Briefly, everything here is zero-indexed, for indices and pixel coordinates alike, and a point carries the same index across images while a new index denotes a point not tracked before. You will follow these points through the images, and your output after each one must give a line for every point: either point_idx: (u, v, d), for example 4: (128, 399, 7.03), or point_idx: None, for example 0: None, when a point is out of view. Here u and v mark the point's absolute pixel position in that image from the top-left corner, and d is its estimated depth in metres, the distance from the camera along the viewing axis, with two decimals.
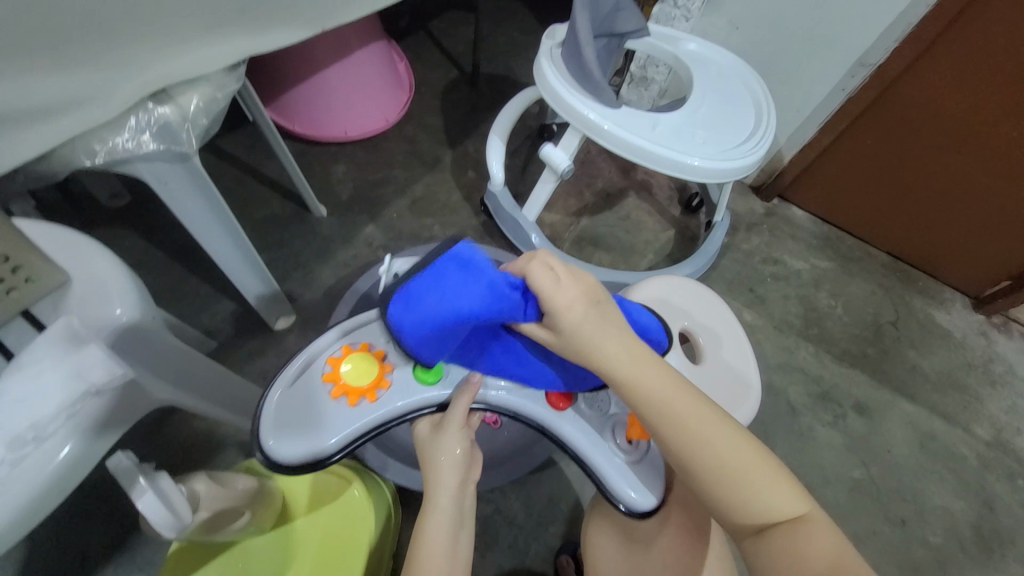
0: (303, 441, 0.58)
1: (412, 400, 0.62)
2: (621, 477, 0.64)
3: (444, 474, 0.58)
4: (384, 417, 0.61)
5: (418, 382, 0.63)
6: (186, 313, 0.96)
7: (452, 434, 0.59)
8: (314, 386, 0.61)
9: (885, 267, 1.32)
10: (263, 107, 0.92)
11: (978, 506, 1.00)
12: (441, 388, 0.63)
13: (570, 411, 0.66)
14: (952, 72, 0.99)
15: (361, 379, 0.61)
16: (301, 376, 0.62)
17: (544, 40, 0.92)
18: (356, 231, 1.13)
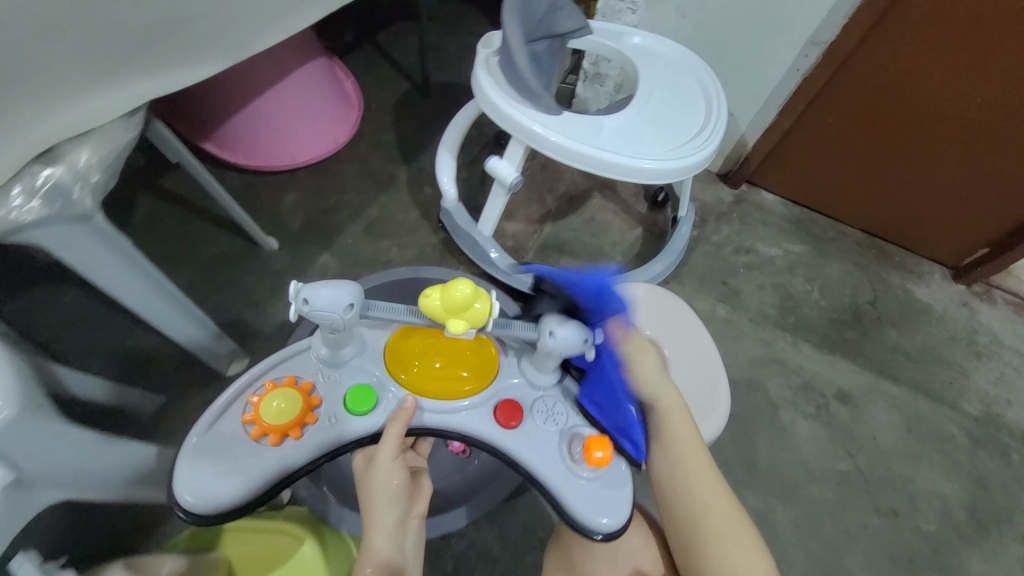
0: (220, 484, 0.59)
1: (342, 433, 0.63)
2: (574, 498, 0.62)
3: (382, 511, 0.60)
4: (307, 455, 0.62)
5: (348, 414, 0.63)
6: (137, 367, 0.92)
7: (389, 469, 0.60)
8: (236, 427, 0.62)
9: (860, 245, 1.29)
10: (183, 146, 0.87)
11: (971, 487, 0.97)
12: (373, 417, 0.64)
13: (519, 430, 0.65)
14: (902, 46, 0.97)
15: (286, 415, 0.62)
16: (226, 417, 0.63)
17: (480, 49, 0.88)
18: (310, 261, 1.09)
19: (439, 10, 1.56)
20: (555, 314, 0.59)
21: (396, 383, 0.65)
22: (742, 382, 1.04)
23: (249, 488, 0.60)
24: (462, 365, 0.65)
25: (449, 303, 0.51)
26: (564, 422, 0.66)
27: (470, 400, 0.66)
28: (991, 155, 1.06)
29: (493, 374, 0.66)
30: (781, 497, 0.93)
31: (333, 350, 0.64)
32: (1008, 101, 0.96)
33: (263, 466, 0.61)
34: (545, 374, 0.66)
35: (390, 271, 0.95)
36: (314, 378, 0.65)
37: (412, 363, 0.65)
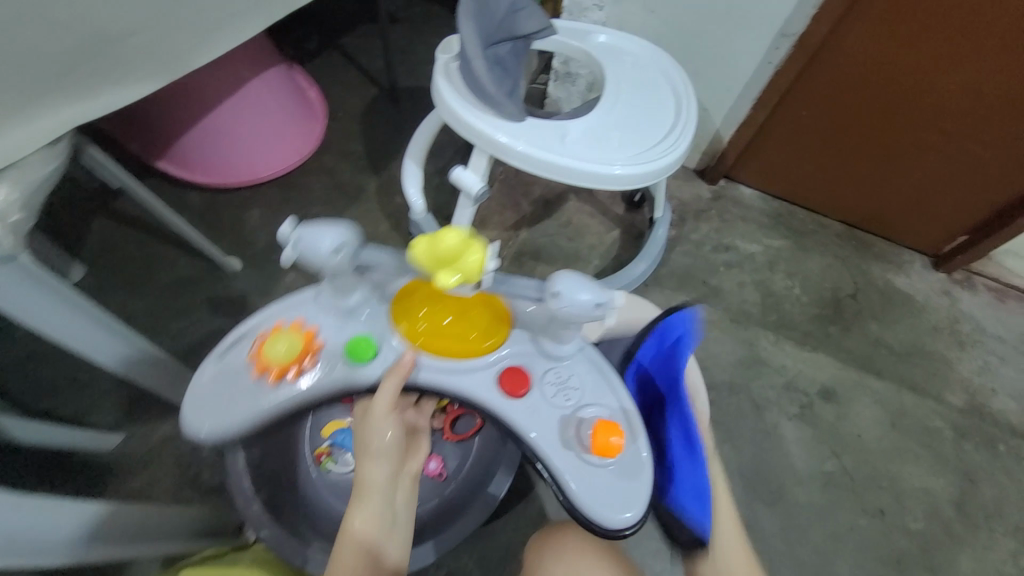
0: (227, 417, 0.61)
1: (339, 383, 0.62)
2: (577, 480, 0.60)
3: (368, 467, 0.58)
4: (305, 397, 0.62)
5: (350, 363, 0.62)
6: (93, 404, 0.88)
7: (384, 419, 0.59)
8: (242, 361, 0.63)
9: (840, 237, 1.28)
10: (124, 171, 0.83)
11: (958, 481, 0.96)
12: (372, 369, 0.62)
13: (526, 398, 0.63)
14: (873, 36, 0.95)
15: (285, 358, 0.60)
16: (235, 351, 0.63)
17: (438, 55, 0.84)
18: (276, 280, 1.05)
19: (405, 11, 1.51)
20: (567, 271, 0.55)
21: (399, 337, 0.64)
22: (725, 385, 1.02)
23: (246, 423, 0.61)
24: (473, 323, 0.64)
25: (437, 250, 0.50)
26: (576, 399, 0.64)
27: (481, 360, 0.64)
28: (969, 141, 1.04)
29: (505, 334, 0.65)
30: (767, 502, 0.92)
31: (341, 296, 0.62)
32: (986, 84, 0.94)
33: (264, 403, 0.61)
34: (558, 344, 0.64)
35: None
36: (320, 323, 0.63)
37: (419, 318, 0.64)
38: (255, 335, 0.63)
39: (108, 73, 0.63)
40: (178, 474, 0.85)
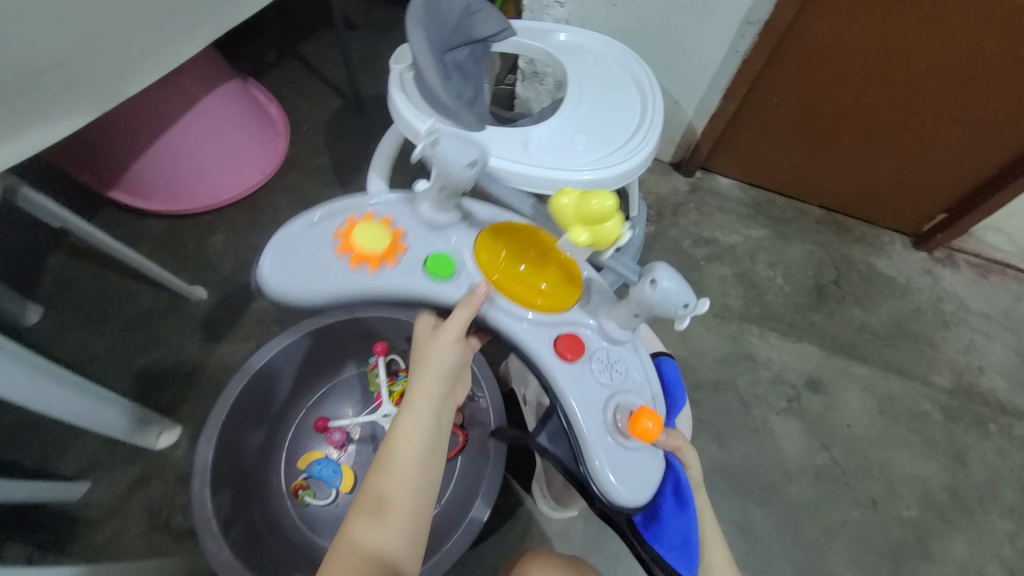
0: (299, 280, 0.58)
1: (408, 291, 0.59)
2: (602, 459, 0.55)
3: (427, 378, 0.57)
4: (373, 291, 0.59)
5: (427, 276, 0.60)
6: (55, 452, 0.85)
7: (444, 349, 0.57)
8: (325, 237, 0.60)
9: (820, 222, 1.27)
10: (66, 210, 0.80)
11: (948, 463, 0.97)
12: (445, 289, 0.59)
13: (575, 366, 0.59)
14: (839, 18, 0.92)
15: (372, 245, 0.59)
16: (322, 222, 0.61)
17: (391, 66, 0.81)
18: (244, 307, 1.01)
19: (364, 17, 1.47)
20: (667, 264, 0.52)
21: (475, 268, 0.61)
22: (711, 383, 1.00)
23: (311, 295, 0.58)
24: (545, 276, 0.62)
25: (584, 210, 0.49)
26: (619, 382, 0.59)
27: (537, 315, 0.60)
28: (942, 119, 1.02)
29: (570, 302, 0.61)
30: (758, 501, 0.91)
31: (436, 211, 0.60)
32: (957, 60, 0.92)
33: (329, 281, 0.58)
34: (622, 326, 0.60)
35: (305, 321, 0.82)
36: (408, 228, 0.61)
37: (502, 261, 0.62)
38: (345, 216, 0.61)
39: (29, 111, 0.61)
40: (151, 518, 0.82)
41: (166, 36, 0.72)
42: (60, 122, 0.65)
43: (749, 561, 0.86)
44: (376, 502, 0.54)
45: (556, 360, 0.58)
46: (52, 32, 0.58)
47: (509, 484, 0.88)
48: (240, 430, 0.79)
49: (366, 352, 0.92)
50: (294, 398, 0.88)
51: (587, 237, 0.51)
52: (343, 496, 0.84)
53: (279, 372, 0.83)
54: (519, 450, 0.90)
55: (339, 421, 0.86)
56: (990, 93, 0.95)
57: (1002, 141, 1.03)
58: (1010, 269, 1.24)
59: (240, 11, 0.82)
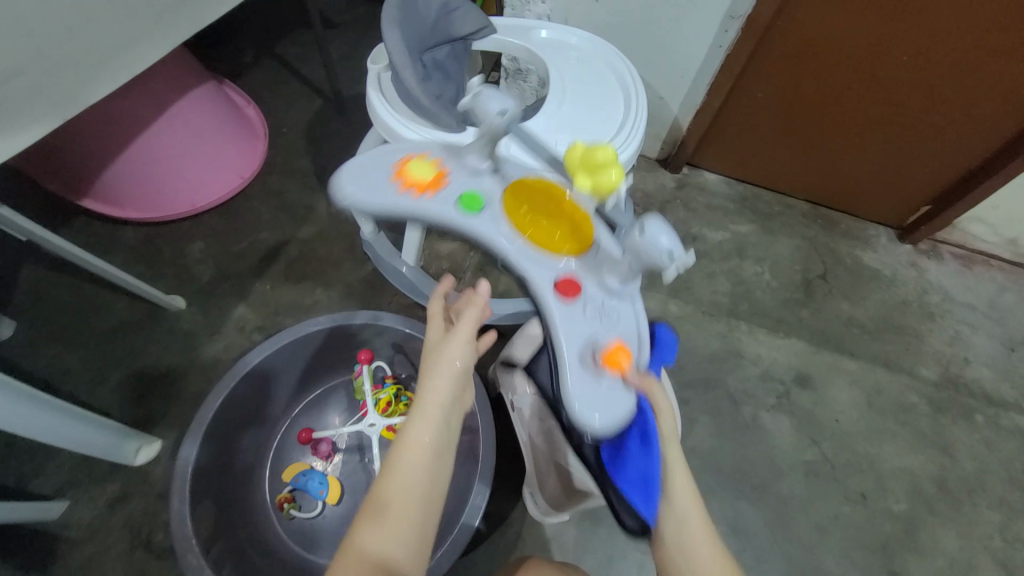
0: (359, 188, 0.62)
1: (439, 217, 0.60)
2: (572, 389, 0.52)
3: (437, 386, 0.52)
4: (412, 212, 0.61)
5: (459, 207, 0.60)
6: (28, 472, 0.82)
7: (460, 348, 0.53)
8: (388, 162, 0.64)
9: (806, 216, 1.27)
10: (30, 222, 0.76)
11: (934, 455, 0.98)
12: (473, 220, 0.60)
13: (569, 303, 0.56)
14: (822, 12, 0.92)
15: (423, 175, 0.62)
16: (389, 151, 0.65)
17: (369, 66, 0.79)
18: (225, 316, 0.99)
19: (343, 15, 1.44)
20: (660, 219, 0.51)
21: (503, 212, 0.60)
22: (701, 381, 1.00)
23: (364, 207, 0.61)
24: (560, 226, 0.60)
25: (588, 158, 0.54)
26: (610, 328, 0.55)
27: (540, 257, 0.58)
28: (926, 110, 1.02)
29: (581, 251, 0.59)
30: (750, 499, 0.90)
31: (480, 158, 0.62)
32: (938, 54, 0.92)
33: (378, 197, 0.61)
34: (624, 277, 0.57)
35: (285, 331, 0.80)
36: (452, 167, 0.63)
37: (522, 203, 0.61)
38: (408, 151, 0.65)
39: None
40: (132, 536, 0.80)
41: (130, 40, 0.69)
42: (20, 132, 0.62)
43: (741, 560, 0.86)
44: (381, 514, 0.47)
45: (550, 292, 0.56)
46: (8, 38, 0.56)
47: (500, 490, 0.86)
48: (221, 444, 0.77)
49: (351, 360, 0.91)
50: (277, 409, 0.86)
51: (589, 182, 0.55)
52: (330, 508, 0.82)
53: (260, 383, 0.81)
54: (508, 455, 0.89)
55: (323, 431, 0.85)
56: (972, 83, 0.95)
57: (984, 132, 1.03)
58: (993, 259, 1.26)
59: (209, 12, 0.79)
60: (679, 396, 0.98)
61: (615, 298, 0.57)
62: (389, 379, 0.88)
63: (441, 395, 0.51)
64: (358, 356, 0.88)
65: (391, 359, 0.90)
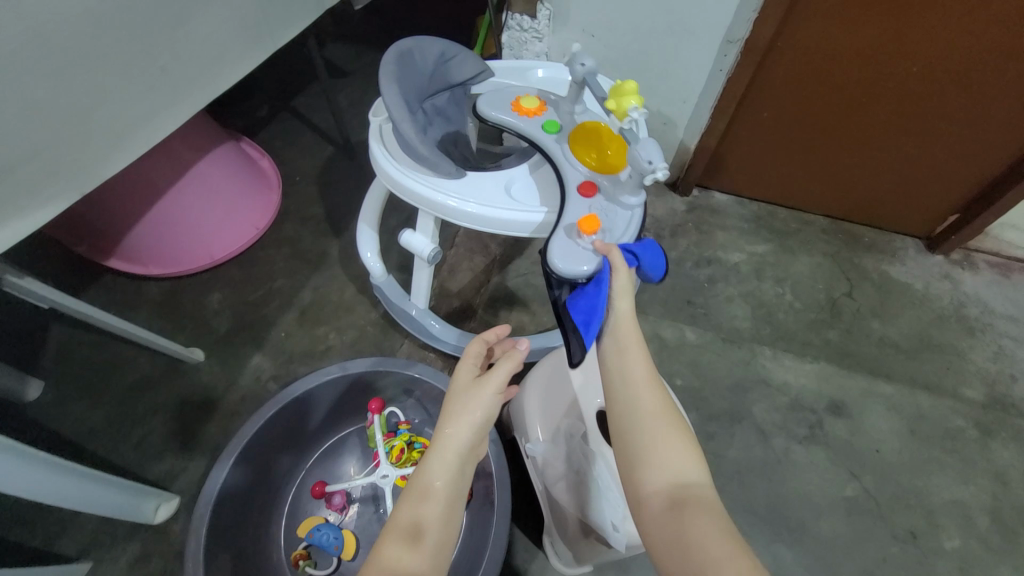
0: (485, 102, 0.78)
1: (526, 130, 0.75)
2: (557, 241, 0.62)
3: (460, 430, 0.52)
4: (514, 126, 0.76)
5: (542, 129, 0.75)
6: (51, 535, 0.83)
7: (484, 398, 0.54)
8: (512, 92, 0.80)
9: (825, 232, 1.23)
10: (53, 291, 0.79)
11: (989, 485, 0.91)
12: (551, 138, 0.74)
13: (587, 199, 0.67)
14: (822, 28, 0.90)
15: (532, 103, 0.77)
16: (515, 88, 0.82)
17: (371, 117, 0.80)
18: (241, 367, 1.01)
19: (353, 64, 1.50)
20: (656, 143, 0.61)
21: (567, 138, 0.73)
22: (726, 413, 0.96)
23: (486, 115, 0.77)
24: (598, 150, 0.70)
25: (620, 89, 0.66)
26: (611, 228, 0.65)
27: (576, 165, 0.70)
28: (939, 118, 0.99)
29: (618, 168, 0.68)
30: (787, 542, 0.85)
31: (574, 104, 0.76)
32: (949, 59, 0.89)
33: (496, 113, 0.77)
34: (633, 193, 0.67)
35: (304, 380, 0.80)
36: (550, 107, 0.78)
37: (583, 132, 0.72)
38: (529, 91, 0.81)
39: (11, 202, 0.61)
40: None
41: (143, 113, 0.73)
42: (39, 208, 0.65)
43: None
44: (401, 549, 0.47)
45: (573, 186, 0.68)
46: (26, 125, 0.59)
47: (518, 536, 0.83)
48: (237, 502, 0.76)
49: (364, 406, 0.90)
50: (290, 463, 0.86)
51: (613, 106, 0.66)
52: (346, 563, 0.81)
53: (274, 437, 0.81)
54: (526, 501, 0.86)
55: (337, 483, 0.84)
56: (986, 85, 0.91)
57: (1005, 135, 0.99)
58: None
59: (221, 80, 0.83)
60: (703, 431, 0.94)
61: (620, 206, 0.67)
62: (402, 426, 0.87)
63: (458, 443, 0.52)
64: (370, 404, 0.87)
65: (404, 405, 0.90)
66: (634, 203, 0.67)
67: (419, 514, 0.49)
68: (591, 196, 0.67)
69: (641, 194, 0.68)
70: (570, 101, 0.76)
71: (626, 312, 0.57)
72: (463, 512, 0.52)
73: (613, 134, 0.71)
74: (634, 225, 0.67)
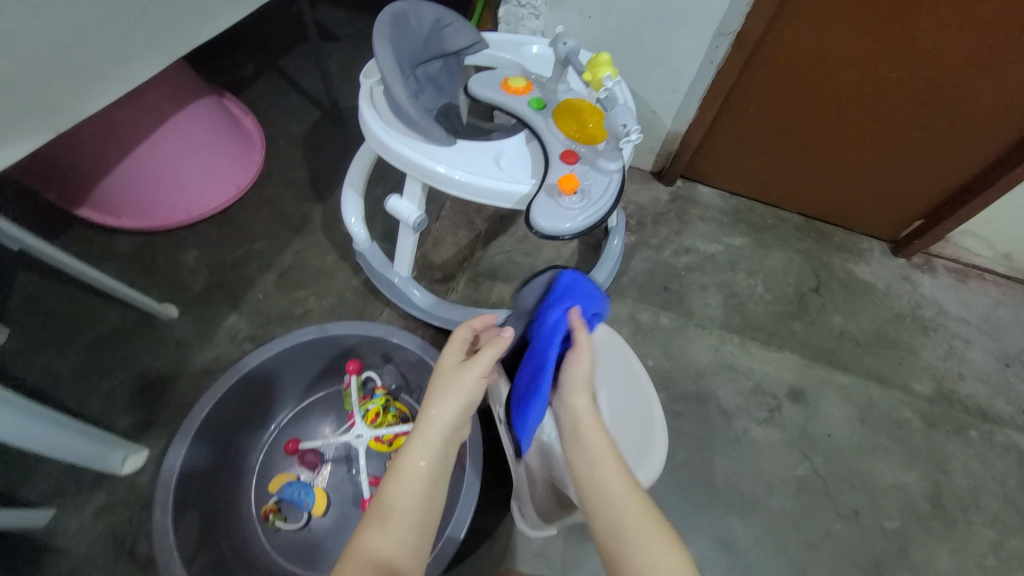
0: (475, 82, 0.78)
1: (512, 108, 0.76)
2: (540, 200, 0.66)
3: (443, 415, 0.54)
4: (503, 106, 0.76)
5: (527, 106, 0.76)
6: (12, 480, 0.82)
7: (470, 381, 0.56)
8: (500, 73, 0.81)
9: (799, 230, 1.27)
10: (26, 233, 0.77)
11: (929, 472, 0.97)
12: (537, 114, 0.75)
13: (572, 169, 0.69)
14: (810, 32, 0.93)
15: (518, 82, 0.77)
16: (503, 71, 0.82)
17: (363, 79, 0.79)
18: (216, 325, 1.00)
19: (345, 28, 1.46)
20: (631, 110, 0.69)
21: (551, 114, 0.75)
22: (692, 394, 1.00)
23: (479, 95, 0.78)
24: (580, 121, 0.72)
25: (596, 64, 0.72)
26: (592, 197, 0.67)
27: (559, 135, 0.72)
28: (914, 127, 1.03)
29: (597, 138, 0.71)
30: (741, 515, 0.90)
31: (558, 81, 0.78)
32: (925, 73, 0.93)
33: (487, 92, 0.77)
34: (611, 159, 0.70)
35: (302, 331, 0.81)
36: (534, 84, 0.79)
37: (567, 108, 0.74)
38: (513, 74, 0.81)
39: None
40: (115, 547, 0.79)
41: (124, 56, 0.71)
42: (21, 140, 0.64)
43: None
44: (379, 532, 0.49)
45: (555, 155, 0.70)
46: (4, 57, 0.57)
47: (487, 503, 0.86)
48: (208, 456, 0.77)
49: (341, 371, 0.91)
50: (262, 420, 0.86)
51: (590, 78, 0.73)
52: (316, 521, 0.82)
53: (251, 392, 0.81)
54: (495, 469, 0.88)
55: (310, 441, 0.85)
56: (959, 101, 0.96)
57: (973, 146, 1.04)
58: (989, 274, 1.26)
59: (207, 28, 0.81)
60: (670, 410, 0.98)
61: (599, 171, 0.69)
62: (378, 391, 0.87)
63: (442, 423, 0.54)
64: (346, 366, 0.87)
65: (381, 369, 0.90)
66: (613, 168, 0.69)
67: (399, 495, 0.51)
68: (572, 166, 0.69)
69: (619, 160, 0.70)
70: (554, 80, 0.78)
71: (585, 409, 0.58)
72: (445, 493, 0.54)
73: (595, 107, 0.74)
74: (613, 189, 0.68)
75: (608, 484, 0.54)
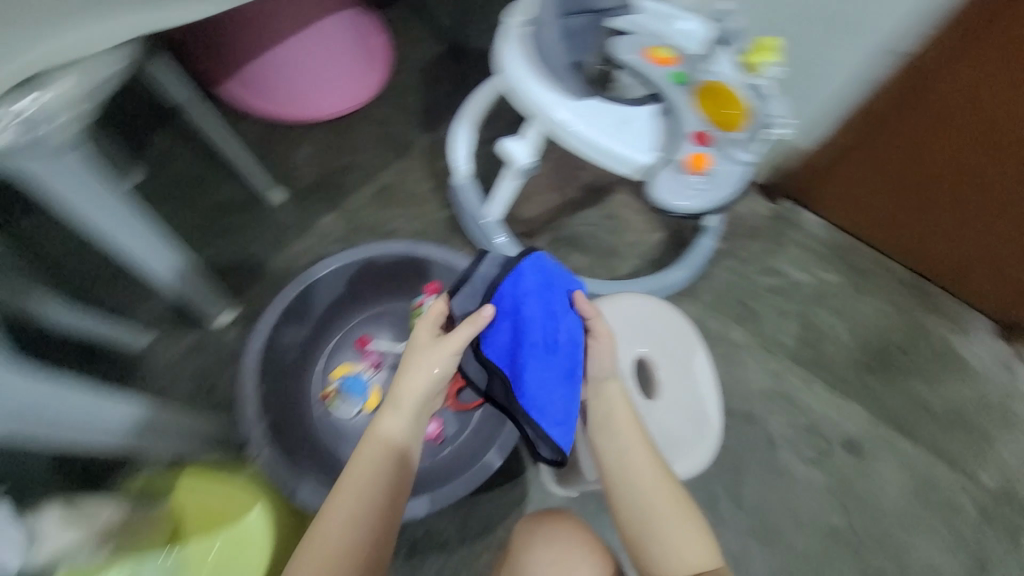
0: (615, 46, 0.75)
1: (653, 79, 0.73)
2: (663, 175, 0.69)
3: (415, 382, 0.59)
4: (643, 74, 0.74)
5: (669, 79, 0.73)
6: (130, 304, 0.94)
7: (443, 355, 0.60)
8: (647, 36, 0.76)
9: (903, 282, 1.15)
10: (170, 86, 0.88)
11: (969, 563, 0.93)
12: (678, 88, 0.72)
13: (703, 152, 0.69)
14: (986, 78, 0.81)
15: (664, 52, 0.74)
16: (649, 35, 0.76)
17: (504, 15, 0.78)
18: (313, 222, 1.07)
19: None
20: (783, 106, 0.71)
21: (692, 92, 0.72)
22: (741, 413, 0.98)
23: (620, 58, 0.75)
24: (723, 104, 0.71)
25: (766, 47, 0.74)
26: (716, 181, 0.68)
27: (697, 116, 0.71)
28: None
29: (737, 126, 0.70)
30: (759, 539, 0.91)
31: (708, 57, 0.75)
32: None
33: (631, 56, 0.74)
34: (744, 149, 0.69)
35: (397, 241, 0.85)
36: (681, 54, 0.75)
37: (714, 87, 0.71)
38: (659, 40, 0.76)
39: None
40: (197, 386, 0.90)
41: None
42: None
43: None
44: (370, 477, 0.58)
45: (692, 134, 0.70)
46: None
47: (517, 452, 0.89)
48: (287, 333, 0.84)
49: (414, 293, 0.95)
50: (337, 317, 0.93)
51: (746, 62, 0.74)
52: (365, 416, 0.90)
53: (334, 288, 0.87)
54: None
55: (377, 343, 0.93)
56: None
57: None
58: None
59: None
60: None
61: (729, 159, 0.69)
62: None
63: (416, 391, 0.59)
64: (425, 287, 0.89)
65: None
66: (745, 159, 0.69)
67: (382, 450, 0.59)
68: (703, 149, 0.69)
69: (753, 151, 0.70)
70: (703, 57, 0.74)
71: (619, 403, 0.64)
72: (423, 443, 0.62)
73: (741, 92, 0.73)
74: (741, 179, 0.69)
75: (636, 474, 0.60)
